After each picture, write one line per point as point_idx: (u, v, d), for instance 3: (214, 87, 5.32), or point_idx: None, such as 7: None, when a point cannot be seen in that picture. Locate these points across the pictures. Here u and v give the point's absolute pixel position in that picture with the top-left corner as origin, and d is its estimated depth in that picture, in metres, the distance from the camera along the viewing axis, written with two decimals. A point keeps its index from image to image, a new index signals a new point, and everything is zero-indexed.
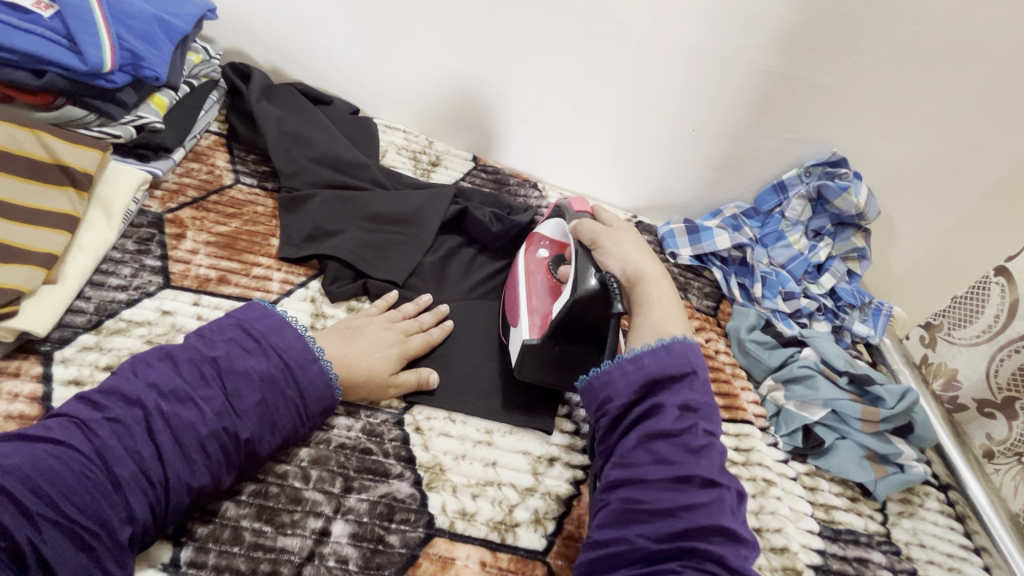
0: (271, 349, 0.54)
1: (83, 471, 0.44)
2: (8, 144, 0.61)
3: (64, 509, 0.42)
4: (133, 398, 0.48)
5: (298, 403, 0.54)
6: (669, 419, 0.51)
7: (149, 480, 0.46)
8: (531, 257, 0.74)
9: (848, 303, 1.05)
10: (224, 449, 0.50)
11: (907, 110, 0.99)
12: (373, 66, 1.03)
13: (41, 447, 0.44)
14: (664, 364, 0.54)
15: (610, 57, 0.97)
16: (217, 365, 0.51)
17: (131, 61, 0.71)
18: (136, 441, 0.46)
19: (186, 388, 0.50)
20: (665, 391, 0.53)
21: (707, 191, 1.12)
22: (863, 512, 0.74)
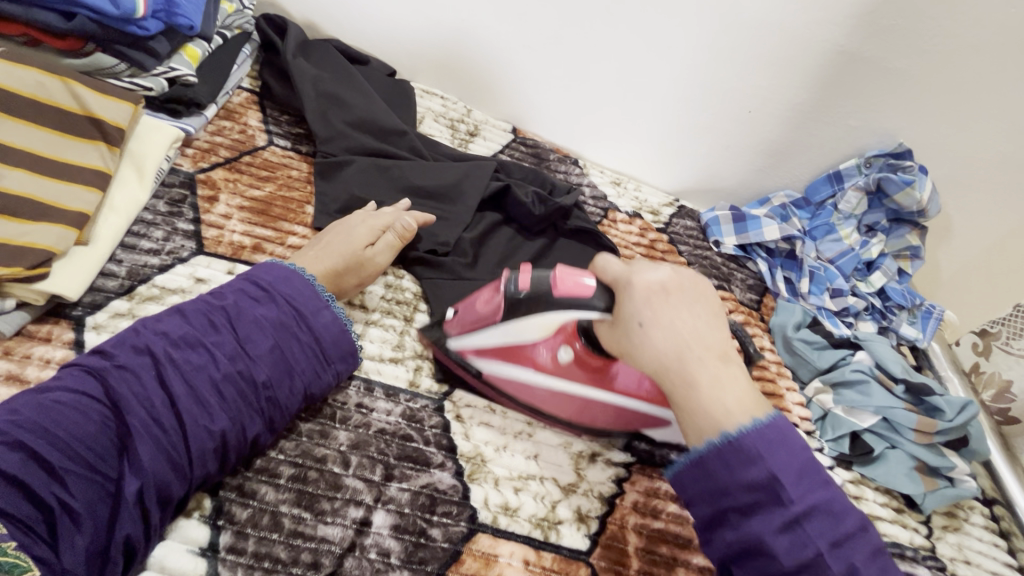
0: (280, 296, 0.53)
1: (97, 421, 0.42)
2: (36, 92, 0.57)
3: (81, 458, 0.41)
4: (141, 347, 0.46)
5: (316, 348, 0.52)
6: (782, 546, 0.42)
7: (162, 426, 0.44)
8: (547, 366, 0.59)
9: (898, 303, 1.00)
10: (241, 392, 0.48)
11: (987, 101, 0.91)
12: (413, 24, 0.96)
13: (54, 397, 0.42)
14: (735, 470, 0.44)
15: (669, 26, 0.90)
16: (223, 312, 0.50)
17: (164, 7, 0.66)
18: (147, 389, 0.44)
19: (195, 334, 0.48)
20: (762, 515, 0.43)
21: (757, 177, 1.06)
22: (909, 525, 0.72)
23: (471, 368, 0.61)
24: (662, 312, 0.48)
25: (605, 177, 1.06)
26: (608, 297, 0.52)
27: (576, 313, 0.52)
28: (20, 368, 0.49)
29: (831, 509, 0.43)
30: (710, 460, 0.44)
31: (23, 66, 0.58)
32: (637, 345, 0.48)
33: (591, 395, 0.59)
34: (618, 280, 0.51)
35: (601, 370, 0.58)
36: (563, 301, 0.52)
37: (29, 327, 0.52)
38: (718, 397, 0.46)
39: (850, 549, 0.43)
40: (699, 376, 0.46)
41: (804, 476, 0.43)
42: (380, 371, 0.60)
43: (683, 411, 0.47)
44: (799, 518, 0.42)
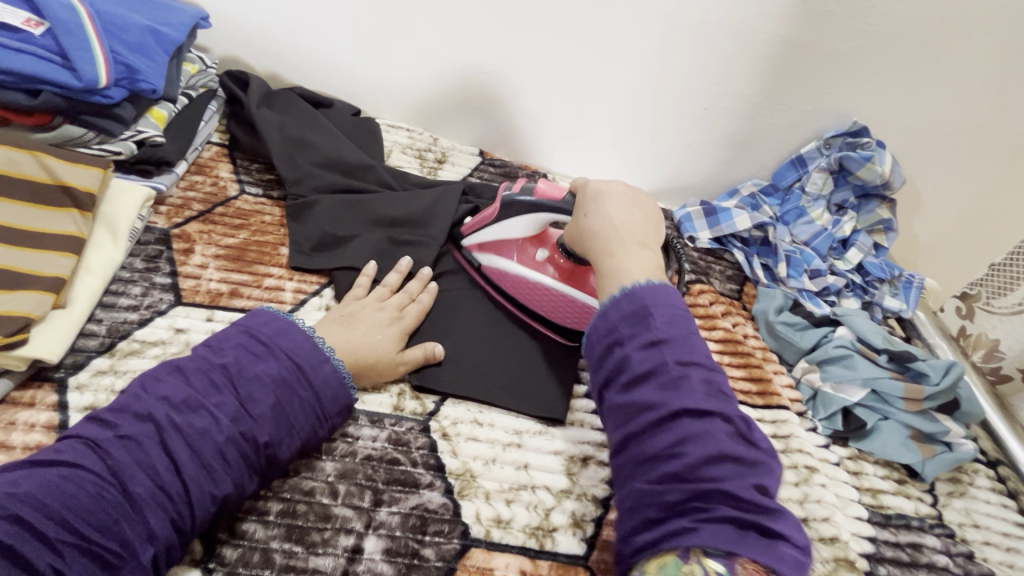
0: (281, 351, 0.53)
1: (97, 492, 0.42)
2: (8, 168, 0.60)
3: (81, 532, 0.40)
4: (144, 414, 0.47)
5: (315, 403, 0.53)
6: (648, 394, 0.48)
7: (169, 495, 0.44)
8: (527, 262, 0.71)
9: (878, 277, 1.01)
10: (244, 454, 0.48)
11: (931, 71, 0.94)
12: (372, 64, 1.00)
13: (55, 470, 0.42)
14: (626, 312, 0.52)
15: (616, 37, 0.94)
16: (224, 372, 0.50)
17: (126, 75, 0.70)
18: (151, 457, 0.45)
19: (197, 396, 0.48)
20: (634, 343, 0.50)
21: (722, 170, 1.08)
22: (912, 495, 0.71)
23: (474, 261, 0.75)
24: (601, 206, 0.62)
25: None
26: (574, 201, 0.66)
27: (547, 215, 0.67)
28: (6, 435, 0.50)
29: (693, 379, 0.48)
30: (609, 312, 0.53)
31: None
32: (583, 229, 0.62)
33: (561, 291, 0.68)
34: (578, 184, 0.65)
35: (577, 274, 0.70)
36: (544, 204, 0.66)
37: (12, 394, 0.53)
38: (627, 267, 0.55)
39: (710, 422, 0.46)
40: (617, 250, 0.58)
41: (690, 365, 0.48)
42: (363, 400, 0.61)
43: (602, 275, 0.57)
44: (659, 341, 0.49)
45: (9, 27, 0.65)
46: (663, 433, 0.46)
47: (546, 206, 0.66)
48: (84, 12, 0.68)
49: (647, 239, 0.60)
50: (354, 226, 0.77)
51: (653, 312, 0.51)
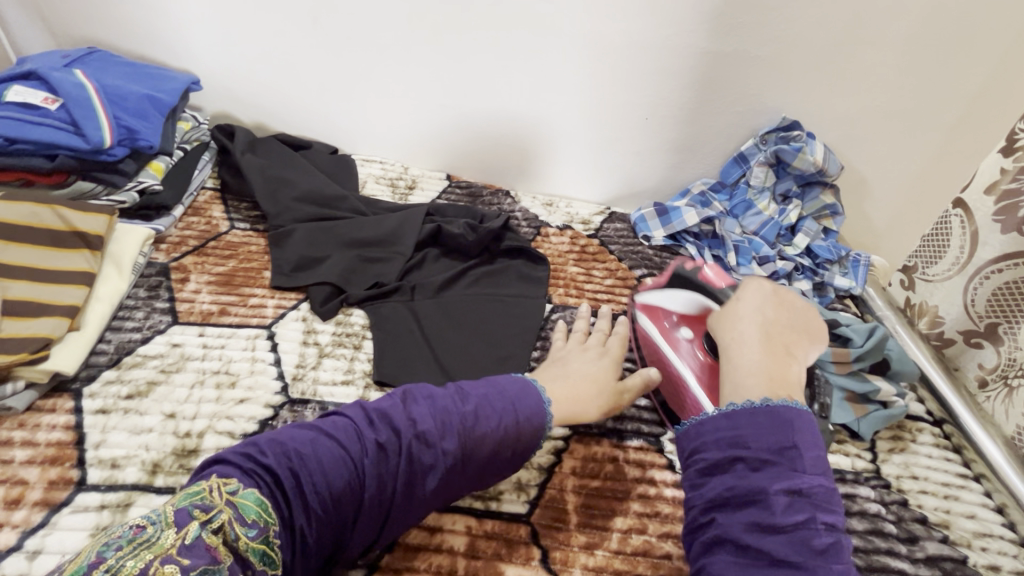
0: (512, 410, 0.57)
1: (347, 483, 0.49)
2: (30, 220, 0.72)
3: (319, 514, 0.48)
4: (394, 429, 0.52)
5: (517, 454, 0.57)
6: (774, 503, 0.48)
7: (377, 515, 0.51)
8: (676, 340, 0.75)
9: (826, 259, 1.08)
10: (443, 494, 0.54)
11: (855, 65, 0.99)
12: (345, 107, 1.12)
13: (329, 443, 0.50)
14: (762, 428, 0.52)
15: (553, 64, 1.02)
16: (468, 416, 0.54)
17: (128, 136, 0.83)
18: (386, 474, 0.51)
19: (436, 432, 0.53)
20: (765, 471, 0.50)
21: (673, 173, 1.15)
22: (850, 452, 0.76)
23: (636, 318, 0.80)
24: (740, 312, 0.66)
25: (537, 201, 1.16)
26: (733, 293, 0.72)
27: (704, 298, 0.73)
28: (33, 434, 0.61)
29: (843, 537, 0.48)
30: (739, 415, 0.53)
31: (19, 202, 0.73)
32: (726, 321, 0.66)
33: (685, 377, 0.71)
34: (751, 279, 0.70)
35: (712, 371, 0.70)
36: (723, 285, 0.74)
37: (38, 402, 0.63)
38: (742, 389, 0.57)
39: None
40: (740, 346, 0.62)
41: (817, 480, 0.49)
42: (332, 393, 0.71)
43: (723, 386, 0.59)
44: (801, 488, 0.49)
45: (31, 105, 0.79)
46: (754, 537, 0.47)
47: (705, 287, 0.74)
48: (92, 87, 0.82)
49: (767, 346, 0.61)
50: (327, 248, 0.87)
51: (797, 434, 0.51)
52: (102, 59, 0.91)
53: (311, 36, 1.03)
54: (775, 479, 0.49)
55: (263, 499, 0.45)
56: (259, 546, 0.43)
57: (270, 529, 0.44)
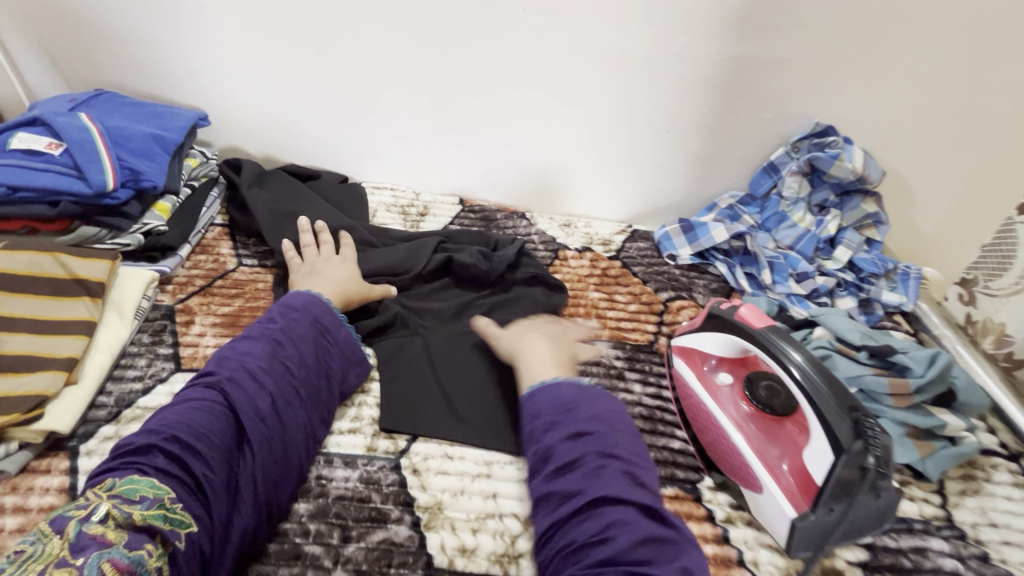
0: (313, 315, 0.67)
1: (216, 419, 0.55)
2: (31, 269, 0.70)
3: (209, 446, 0.53)
4: (238, 368, 0.59)
5: (341, 355, 0.68)
6: (557, 461, 0.53)
7: (267, 422, 0.57)
8: (715, 387, 0.70)
9: (872, 273, 0.99)
10: (310, 395, 0.63)
11: (895, 62, 0.91)
12: (353, 135, 1.08)
13: (181, 409, 0.55)
14: (552, 404, 0.57)
15: (567, 81, 0.96)
16: (280, 335, 0.63)
17: (131, 177, 0.81)
18: (255, 396, 0.57)
19: (271, 356, 0.61)
20: (556, 433, 0.55)
21: (698, 186, 1.08)
22: (916, 496, 0.67)
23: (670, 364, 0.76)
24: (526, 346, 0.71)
25: (554, 222, 1.11)
26: (771, 330, 0.63)
27: (740, 340, 0.66)
28: (24, 500, 0.58)
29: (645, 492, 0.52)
30: (536, 403, 0.58)
31: (20, 252, 0.71)
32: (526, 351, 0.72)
33: (721, 425, 0.66)
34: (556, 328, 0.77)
35: (760, 420, 0.66)
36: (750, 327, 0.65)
37: (32, 462, 0.61)
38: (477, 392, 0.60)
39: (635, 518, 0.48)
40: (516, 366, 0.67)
41: (588, 443, 0.53)
42: (338, 443, 0.66)
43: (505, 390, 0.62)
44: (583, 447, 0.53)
45: (35, 151, 0.78)
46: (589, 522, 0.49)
47: (742, 328, 0.65)
48: (95, 130, 0.81)
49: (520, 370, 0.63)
50: None
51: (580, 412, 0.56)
52: (108, 102, 0.91)
53: (315, 66, 0.98)
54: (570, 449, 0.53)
55: (157, 482, 0.49)
56: (158, 511, 0.47)
57: (166, 498, 0.48)
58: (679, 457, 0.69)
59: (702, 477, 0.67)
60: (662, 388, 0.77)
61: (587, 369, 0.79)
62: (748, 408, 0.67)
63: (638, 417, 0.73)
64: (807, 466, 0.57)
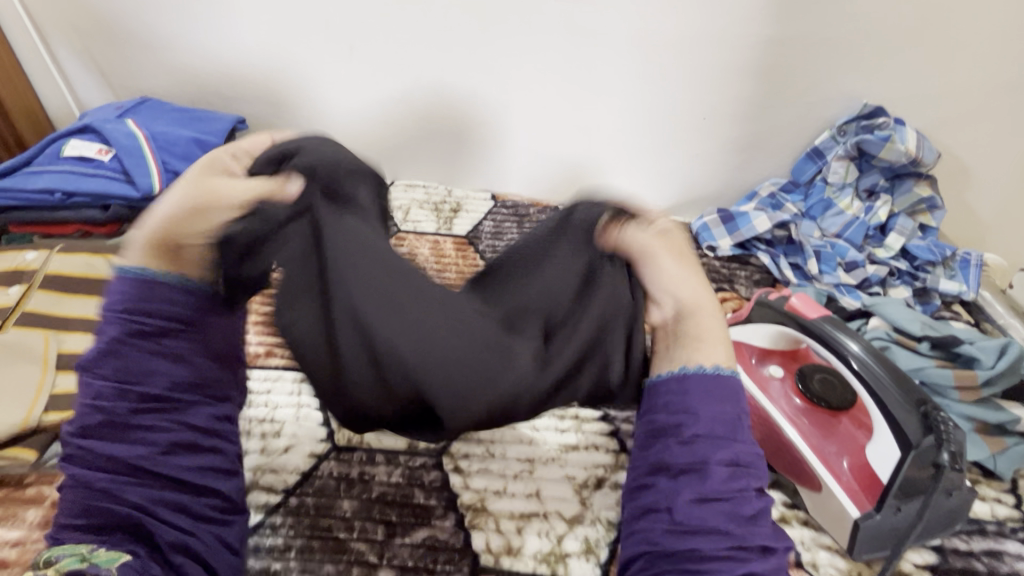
0: (135, 309, 0.48)
1: (100, 478, 0.46)
2: (86, 271, 0.73)
3: (106, 508, 0.46)
4: (86, 416, 0.47)
5: (232, 325, 0.55)
6: (713, 473, 0.48)
7: (159, 450, 0.48)
8: (764, 381, 0.67)
9: (927, 261, 0.94)
10: (197, 388, 0.52)
11: (950, 37, 0.86)
12: (384, 135, 1.06)
13: (66, 483, 0.47)
14: (700, 401, 0.51)
15: (601, 71, 0.93)
16: (123, 320, 0.48)
17: (175, 180, 0.83)
18: (123, 437, 0.48)
19: (121, 357, 0.48)
20: (696, 441, 0.49)
21: (737, 174, 1.05)
22: (987, 496, 0.63)
23: None
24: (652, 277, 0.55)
25: None
26: (825, 321, 0.59)
27: (788, 331, 0.63)
28: None
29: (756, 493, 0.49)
30: (675, 385, 0.52)
31: (75, 254, 0.74)
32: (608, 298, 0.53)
33: (777, 422, 0.63)
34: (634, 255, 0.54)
35: (815, 415, 0.63)
36: (791, 318, 0.62)
37: None
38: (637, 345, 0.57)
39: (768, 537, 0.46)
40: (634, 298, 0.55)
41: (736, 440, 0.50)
42: (380, 440, 0.66)
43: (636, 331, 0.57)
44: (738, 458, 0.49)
45: (86, 158, 0.81)
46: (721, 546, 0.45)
47: (794, 319, 0.62)
48: (141, 135, 0.83)
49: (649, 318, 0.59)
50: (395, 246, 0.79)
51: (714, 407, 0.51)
52: (152, 107, 0.93)
53: (349, 67, 0.97)
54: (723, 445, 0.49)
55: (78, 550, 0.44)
56: (74, 556, 0.43)
57: (86, 549, 0.44)
58: None
59: None
60: None
61: None
62: (801, 401, 0.64)
63: None
64: (870, 463, 0.55)
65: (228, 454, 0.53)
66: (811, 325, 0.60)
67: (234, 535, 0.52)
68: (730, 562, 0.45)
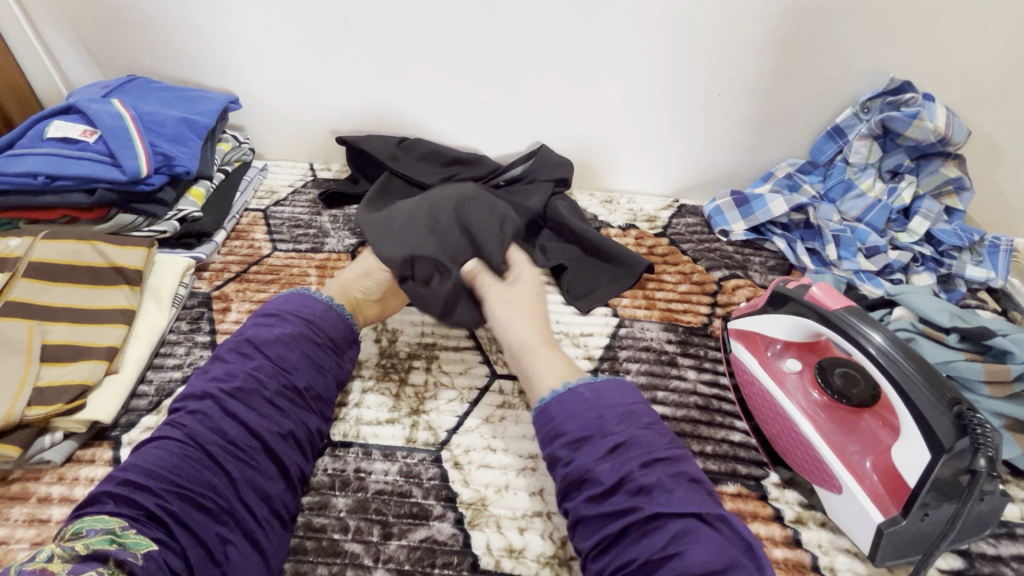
0: (289, 315, 0.62)
1: (179, 454, 0.51)
2: (72, 258, 0.70)
3: (171, 483, 0.49)
4: (201, 394, 0.55)
5: (330, 345, 0.63)
6: (602, 470, 0.49)
7: (239, 447, 0.53)
8: (780, 374, 0.64)
9: (953, 246, 0.89)
10: (290, 399, 0.57)
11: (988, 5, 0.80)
12: (382, 113, 1.01)
13: (149, 446, 0.52)
14: (573, 411, 0.52)
15: (610, 46, 0.88)
16: (249, 343, 0.59)
17: (164, 163, 0.80)
18: (218, 421, 0.53)
19: (237, 367, 0.57)
20: (588, 446, 0.50)
21: (752, 155, 0.99)
22: (1017, 497, 0.59)
23: (729, 348, 0.70)
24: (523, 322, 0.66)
25: (596, 199, 1.04)
26: (849, 312, 0.56)
27: (806, 323, 0.59)
28: (70, 490, 0.58)
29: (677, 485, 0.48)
30: (581, 389, 0.54)
31: (61, 240, 0.71)
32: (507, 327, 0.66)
33: (791, 415, 0.60)
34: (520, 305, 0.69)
35: (833, 411, 0.60)
36: (809, 309, 0.59)
37: (76, 452, 0.61)
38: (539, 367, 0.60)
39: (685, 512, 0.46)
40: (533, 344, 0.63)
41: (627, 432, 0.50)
42: (377, 435, 0.63)
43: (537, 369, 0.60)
44: (619, 444, 0.49)
45: (71, 139, 0.78)
46: (653, 536, 0.45)
47: (813, 310, 0.58)
48: (128, 115, 0.79)
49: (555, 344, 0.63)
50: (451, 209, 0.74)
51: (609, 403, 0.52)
52: (141, 87, 0.89)
53: (344, 43, 0.92)
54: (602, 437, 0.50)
55: (115, 529, 0.45)
56: (104, 535, 0.44)
57: (117, 525, 0.46)
58: (740, 451, 0.63)
59: (767, 473, 0.62)
60: (719, 375, 0.71)
61: (635, 355, 0.74)
62: (820, 397, 0.61)
63: (694, 407, 0.68)
64: (895, 464, 0.51)
65: (303, 463, 0.57)
66: (832, 316, 0.56)
67: (275, 544, 0.52)
68: (654, 536, 0.45)
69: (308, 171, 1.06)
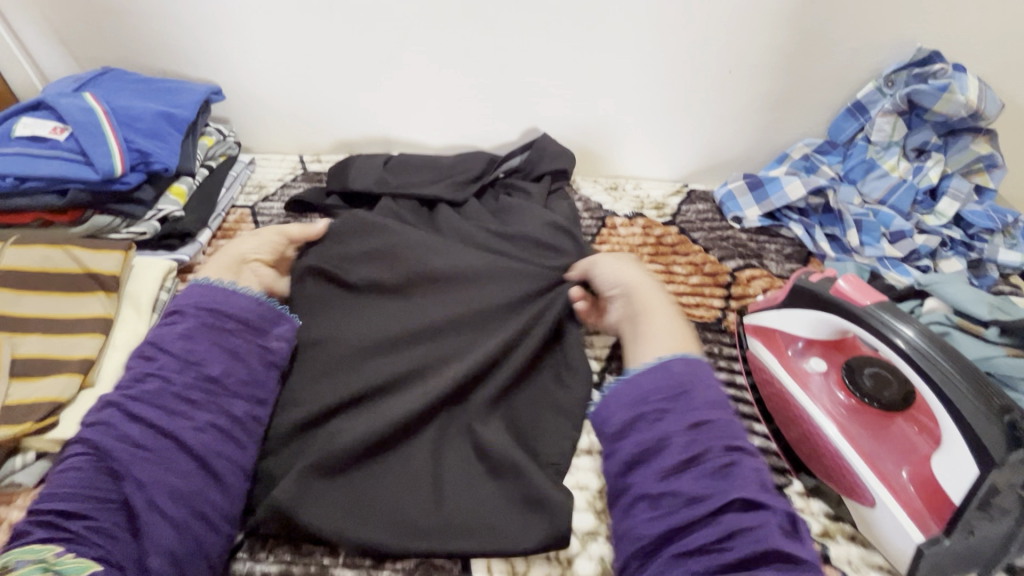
0: (192, 307, 0.57)
1: (90, 471, 0.47)
2: (44, 264, 0.66)
3: (89, 502, 0.46)
4: (108, 402, 0.51)
5: (244, 326, 0.58)
6: (678, 443, 0.45)
7: (152, 449, 0.49)
8: (804, 375, 0.59)
9: (985, 228, 0.83)
10: (204, 391, 0.53)
11: None
12: (373, 101, 0.96)
13: (61, 468, 0.49)
14: (660, 381, 0.49)
15: (613, 21, 0.82)
16: (152, 345, 0.55)
17: (141, 159, 0.75)
18: (124, 428, 0.49)
19: (143, 369, 0.53)
20: (667, 420, 0.47)
21: (766, 135, 0.93)
22: None
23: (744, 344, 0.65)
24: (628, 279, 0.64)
25: (600, 185, 0.98)
26: (888, 310, 0.50)
27: (835, 319, 0.54)
28: None
29: (743, 475, 0.44)
30: (649, 375, 0.50)
31: (30, 246, 0.66)
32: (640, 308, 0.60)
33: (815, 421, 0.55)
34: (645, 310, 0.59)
35: (863, 417, 0.55)
36: (834, 305, 0.53)
37: None
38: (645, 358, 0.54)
39: (759, 506, 0.43)
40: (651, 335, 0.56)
41: (714, 413, 0.47)
42: None
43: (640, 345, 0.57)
44: (704, 421, 0.46)
45: (39, 137, 0.73)
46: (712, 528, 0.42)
47: (840, 305, 0.53)
48: (101, 109, 0.75)
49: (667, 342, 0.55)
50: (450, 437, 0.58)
51: (699, 378, 0.49)
52: (116, 79, 0.85)
53: (328, 27, 0.87)
54: (681, 416, 0.47)
55: (43, 552, 0.43)
56: (36, 564, 0.42)
57: (51, 553, 0.44)
58: None
59: (791, 482, 0.57)
60: (735, 373, 0.65)
61: None
62: (847, 399, 0.57)
63: None
64: (936, 476, 0.47)
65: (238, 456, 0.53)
66: (861, 312, 0.51)
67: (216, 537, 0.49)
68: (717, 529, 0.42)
69: (298, 164, 1.01)
